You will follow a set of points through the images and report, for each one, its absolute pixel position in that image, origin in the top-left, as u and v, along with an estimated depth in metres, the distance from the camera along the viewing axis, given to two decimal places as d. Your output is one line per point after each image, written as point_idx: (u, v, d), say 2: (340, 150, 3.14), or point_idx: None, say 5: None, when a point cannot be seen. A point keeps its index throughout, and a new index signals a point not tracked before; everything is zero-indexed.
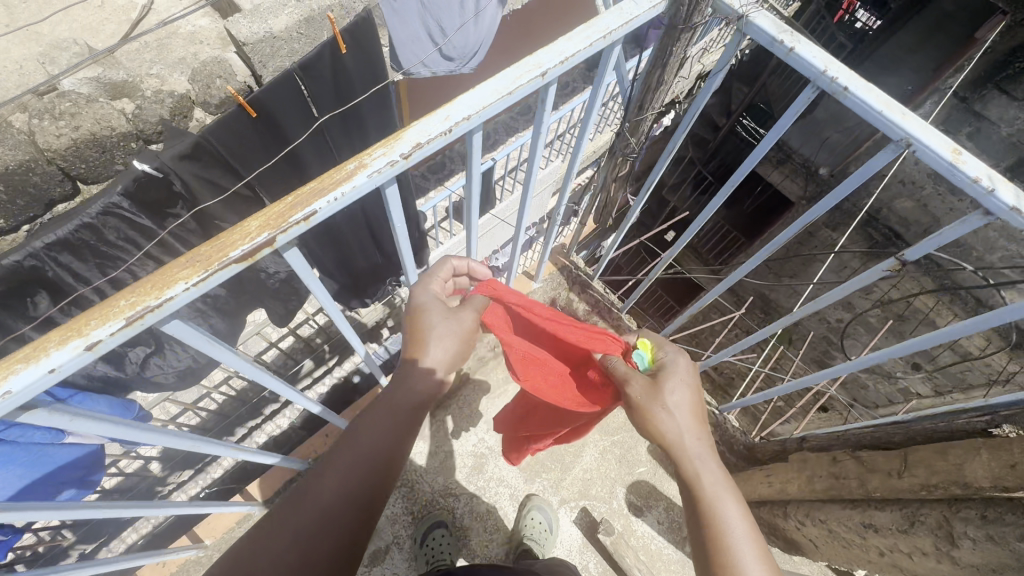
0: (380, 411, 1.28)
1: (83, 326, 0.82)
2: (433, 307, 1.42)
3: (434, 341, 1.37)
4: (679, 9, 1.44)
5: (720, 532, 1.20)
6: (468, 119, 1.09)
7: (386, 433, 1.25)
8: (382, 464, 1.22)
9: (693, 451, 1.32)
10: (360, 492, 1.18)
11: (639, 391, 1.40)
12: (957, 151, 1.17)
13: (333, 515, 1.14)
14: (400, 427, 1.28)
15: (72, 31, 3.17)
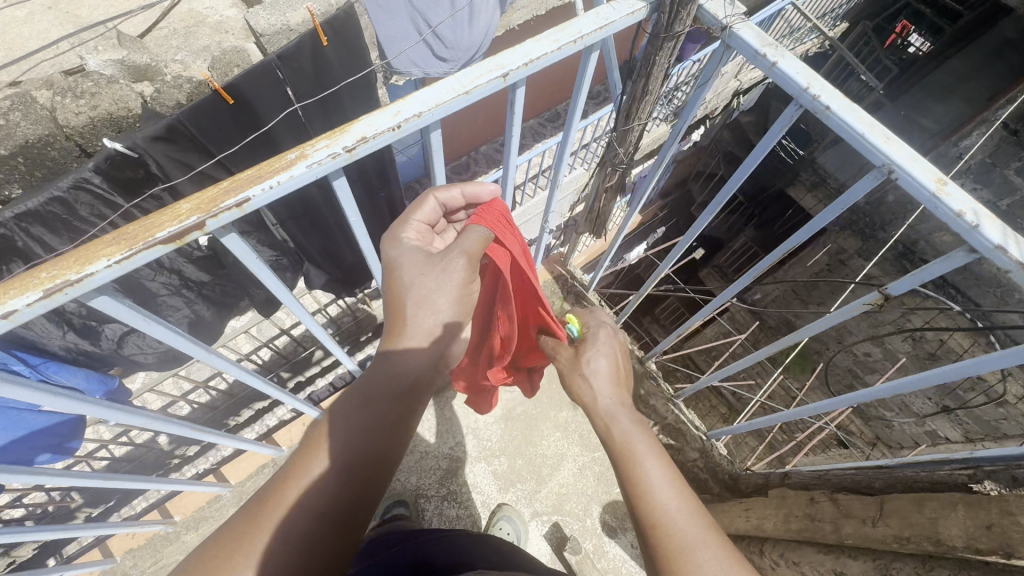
0: (362, 400, 1.12)
1: (1, 294, 0.83)
2: (411, 263, 1.30)
3: (421, 306, 1.24)
4: (661, 17, 1.39)
5: (637, 472, 1.13)
6: (419, 116, 1.07)
7: (374, 423, 1.10)
8: (370, 457, 1.05)
9: (612, 406, 1.32)
10: (348, 490, 1.01)
11: (565, 364, 1.52)
12: (942, 181, 1.08)
13: (318, 522, 0.96)
14: (389, 416, 1.12)
15: (108, 15, 3.30)
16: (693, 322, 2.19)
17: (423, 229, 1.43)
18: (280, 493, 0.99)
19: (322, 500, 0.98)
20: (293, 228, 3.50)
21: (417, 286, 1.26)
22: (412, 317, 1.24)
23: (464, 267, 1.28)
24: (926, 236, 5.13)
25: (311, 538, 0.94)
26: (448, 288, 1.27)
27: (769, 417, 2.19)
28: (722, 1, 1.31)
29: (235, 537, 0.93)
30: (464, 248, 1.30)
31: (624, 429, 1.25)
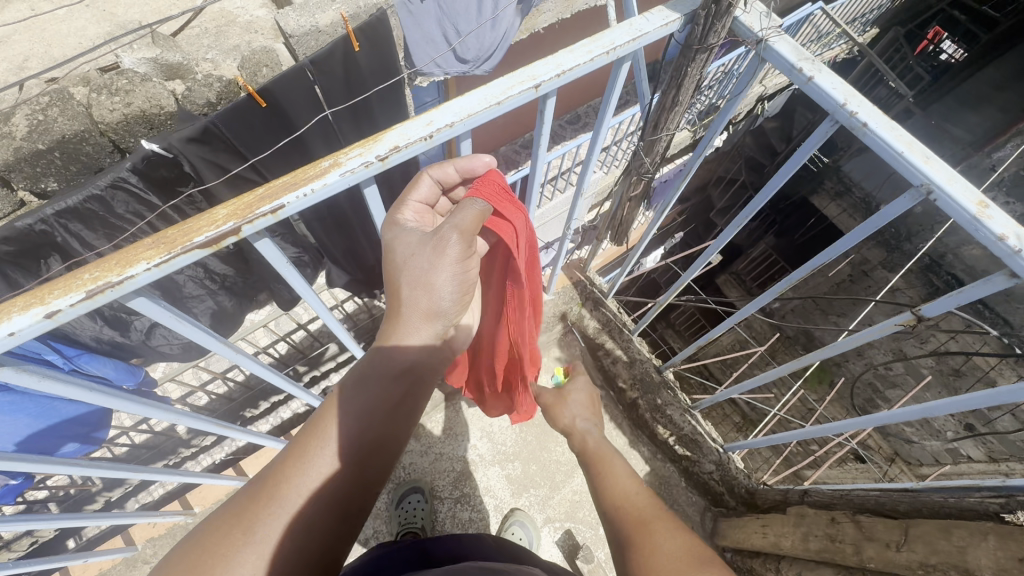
0: (362, 381, 1.11)
1: (46, 294, 0.85)
2: (408, 242, 1.24)
3: (416, 285, 1.20)
4: (695, 28, 1.38)
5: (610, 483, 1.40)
6: (451, 126, 1.08)
7: (374, 407, 1.09)
8: (369, 442, 1.06)
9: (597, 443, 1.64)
10: (347, 475, 1.02)
11: (548, 397, 1.96)
12: (983, 204, 1.05)
13: (318, 506, 0.98)
14: (389, 401, 1.11)
15: (142, 14, 3.38)
16: (720, 330, 2.18)
17: (423, 208, 1.35)
18: (279, 475, 0.99)
19: (323, 484, 0.99)
20: (323, 234, 3.55)
21: (411, 268, 1.21)
22: (409, 299, 1.20)
23: (459, 244, 1.19)
24: (955, 250, 4.97)
25: (312, 523, 0.96)
26: (444, 269, 1.20)
27: (790, 432, 2.15)
28: (757, 13, 1.29)
29: (232, 520, 0.92)
30: (457, 223, 1.17)
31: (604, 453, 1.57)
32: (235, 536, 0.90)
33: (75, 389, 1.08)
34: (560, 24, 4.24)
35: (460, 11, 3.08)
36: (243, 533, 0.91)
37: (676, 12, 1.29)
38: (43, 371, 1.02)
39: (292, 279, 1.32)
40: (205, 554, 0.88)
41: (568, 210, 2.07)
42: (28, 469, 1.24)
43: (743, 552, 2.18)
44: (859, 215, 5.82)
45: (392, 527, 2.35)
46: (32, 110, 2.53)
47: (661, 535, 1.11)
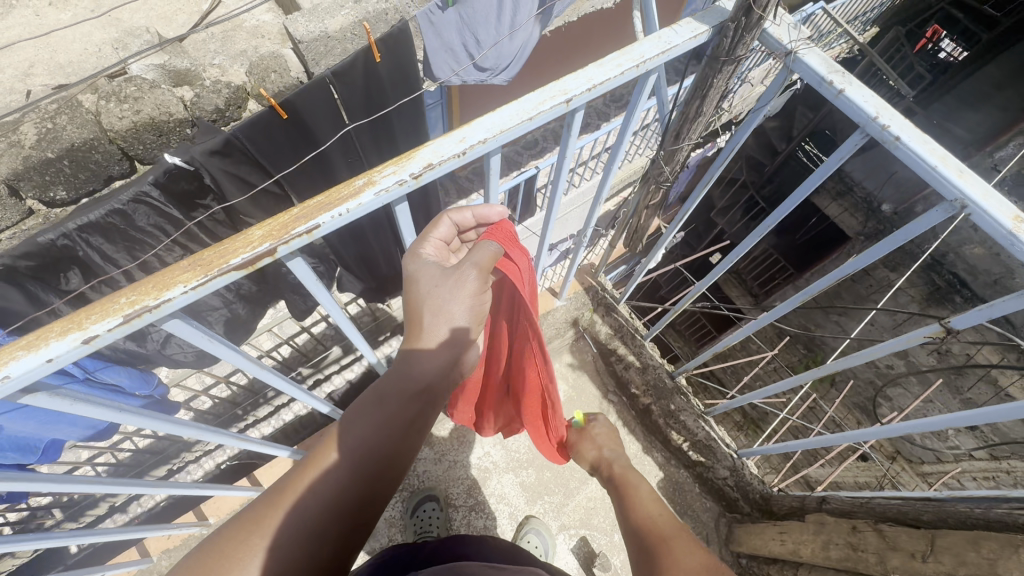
0: (379, 398, 1.11)
1: (83, 319, 0.85)
2: (427, 273, 1.26)
3: (433, 314, 1.22)
4: (722, 41, 1.40)
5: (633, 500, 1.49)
6: (484, 142, 1.07)
7: (389, 424, 1.08)
8: (382, 458, 1.04)
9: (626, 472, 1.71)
10: (359, 490, 1.00)
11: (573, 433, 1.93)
12: (1021, 218, 1.05)
13: (325, 519, 0.94)
14: (404, 419, 1.10)
15: (148, 19, 3.38)
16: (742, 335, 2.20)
17: (441, 245, 1.37)
18: (295, 483, 0.98)
19: (335, 495, 0.98)
20: (341, 242, 3.57)
21: (432, 296, 1.23)
22: (427, 326, 1.21)
23: (476, 279, 1.25)
24: (956, 249, 4.82)
25: (320, 535, 0.93)
26: (462, 300, 1.24)
27: (803, 439, 2.15)
28: (787, 26, 1.31)
29: (246, 525, 0.91)
30: (476, 261, 1.25)
31: (629, 480, 1.65)
32: (250, 542, 0.90)
33: (106, 410, 1.08)
34: (568, 27, 4.23)
35: (481, 19, 3.11)
36: (261, 537, 0.91)
37: (705, 25, 1.30)
38: (74, 395, 1.01)
39: (318, 295, 1.32)
40: (223, 556, 0.88)
41: (586, 216, 2.07)
42: (41, 487, 1.23)
43: (758, 558, 2.20)
44: (860, 214, 5.73)
45: (407, 536, 2.34)
46: (42, 118, 2.50)
47: (683, 552, 1.12)
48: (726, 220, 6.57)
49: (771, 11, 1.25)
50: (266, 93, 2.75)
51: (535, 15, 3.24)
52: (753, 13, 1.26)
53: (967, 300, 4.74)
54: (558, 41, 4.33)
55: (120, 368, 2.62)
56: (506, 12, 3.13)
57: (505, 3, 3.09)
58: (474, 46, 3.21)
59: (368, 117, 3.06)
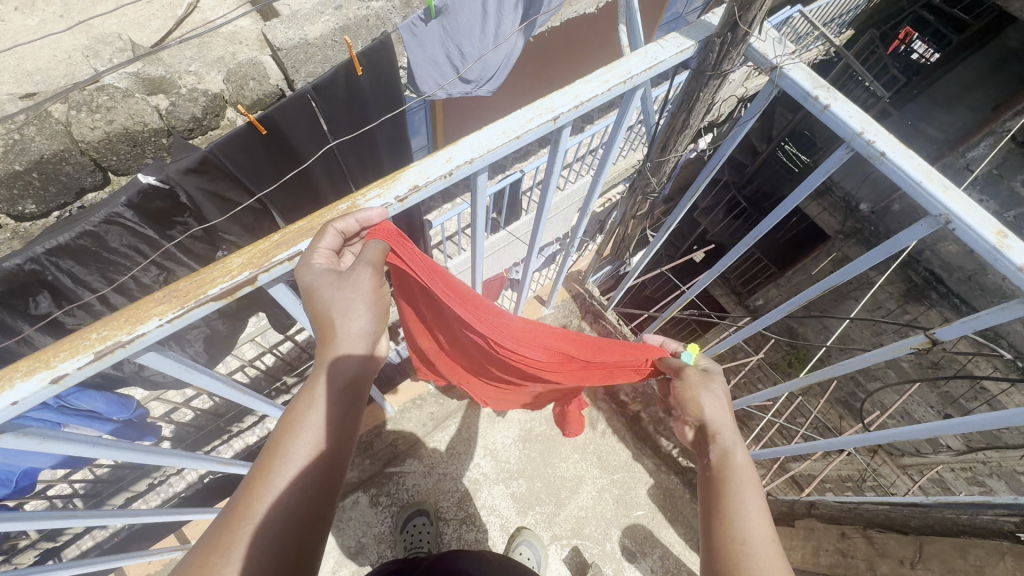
0: (312, 398, 1.01)
1: (51, 357, 0.81)
2: (322, 282, 1.01)
3: (341, 319, 1.04)
4: (708, 56, 1.41)
5: (735, 521, 1.09)
6: (471, 162, 1.05)
7: (329, 422, 1.01)
8: (327, 457, 0.98)
9: (731, 451, 1.27)
10: (310, 489, 0.94)
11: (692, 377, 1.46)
12: (1003, 233, 1.06)
13: (286, 529, 0.89)
14: (342, 414, 1.03)
15: (120, 26, 3.29)
16: (735, 340, 2.22)
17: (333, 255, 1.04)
18: (243, 504, 0.89)
19: (289, 505, 0.91)
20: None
21: (333, 304, 1.03)
22: (340, 325, 1.05)
23: (375, 277, 1.06)
24: (931, 246, 4.88)
25: (285, 543, 0.87)
26: (370, 297, 1.07)
27: (789, 446, 2.16)
28: (772, 40, 1.34)
29: (204, 554, 0.83)
30: (369, 259, 1.05)
31: (731, 469, 1.22)
32: (208, 566, 0.81)
33: (79, 445, 1.06)
34: (552, 33, 4.23)
35: (464, 32, 3.14)
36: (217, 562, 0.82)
37: (690, 40, 1.32)
38: (45, 433, 0.99)
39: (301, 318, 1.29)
40: None
41: (575, 226, 2.07)
42: (13, 526, 1.18)
43: None
44: (839, 214, 5.73)
45: (397, 553, 2.29)
46: (9, 129, 2.39)
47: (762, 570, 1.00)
48: (709, 220, 6.64)
49: (756, 27, 1.28)
50: (244, 107, 2.70)
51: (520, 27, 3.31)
52: (738, 29, 1.28)
53: (942, 297, 4.82)
54: (541, 49, 4.36)
55: (96, 393, 2.51)
56: (491, 24, 3.21)
57: (488, 13, 3.16)
58: (458, 59, 3.21)
59: (351, 133, 3.01)
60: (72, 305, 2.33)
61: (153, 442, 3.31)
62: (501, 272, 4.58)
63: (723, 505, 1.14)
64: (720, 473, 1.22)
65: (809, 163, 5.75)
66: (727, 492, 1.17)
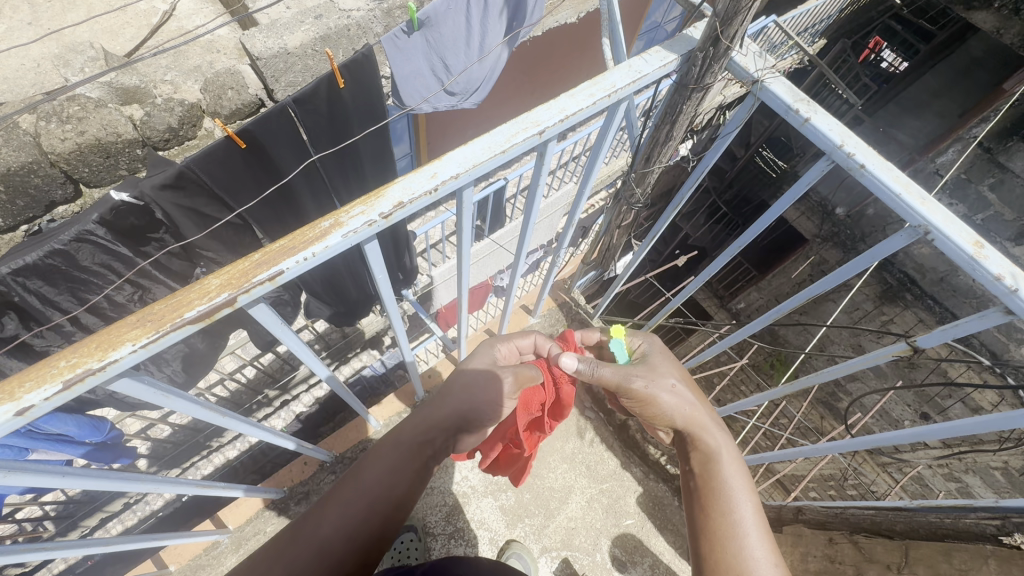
0: (387, 445, 1.19)
1: (16, 388, 0.77)
2: (480, 360, 1.50)
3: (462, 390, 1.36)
4: (690, 69, 1.43)
5: (735, 542, 1.17)
6: (456, 177, 1.04)
7: (397, 469, 1.15)
8: (385, 500, 1.10)
9: (722, 463, 1.34)
10: (368, 525, 1.05)
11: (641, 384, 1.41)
12: (980, 244, 1.08)
13: (334, 548, 1.00)
14: (408, 465, 1.17)
15: (93, 34, 3.21)
16: (719, 346, 2.19)
17: (511, 351, 1.68)
18: (313, 520, 1.04)
19: (342, 524, 1.04)
20: (312, 278, 3.48)
21: (466, 381, 1.38)
22: (452, 391, 1.35)
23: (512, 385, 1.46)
24: (904, 248, 4.99)
25: (326, 559, 0.99)
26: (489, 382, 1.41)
27: (776, 453, 2.15)
28: (752, 55, 1.37)
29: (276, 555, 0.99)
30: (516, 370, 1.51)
31: (722, 481, 1.30)
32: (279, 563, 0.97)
33: (46, 474, 1.01)
34: (535, 40, 4.26)
35: (447, 45, 3.14)
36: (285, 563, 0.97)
37: (673, 54, 1.34)
38: (10, 465, 0.95)
39: (281, 337, 1.26)
40: None
41: (561, 236, 2.08)
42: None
43: None
44: (816, 218, 5.84)
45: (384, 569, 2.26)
46: None
47: None
48: (691, 226, 6.75)
49: (737, 41, 1.30)
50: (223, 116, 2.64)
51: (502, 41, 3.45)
52: (720, 44, 1.30)
53: (917, 298, 4.92)
54: (523, 56, 4.37)
55: (67, 416, 2.41)
56: (474, 39, 3.27)
57: (474, 31, 3.23)
58: (442, 72, 3.26)
59: (333, 148, 2.95)
60: (40, 326, 2.24)
61: (128, 463, 3.20)
62: (484, 280, 4.56)
63: (723, 529, 1.19)
64: (712, 490, 1.28)
65: (787, 168, 5.87)
66: (724, 517, 1.22)
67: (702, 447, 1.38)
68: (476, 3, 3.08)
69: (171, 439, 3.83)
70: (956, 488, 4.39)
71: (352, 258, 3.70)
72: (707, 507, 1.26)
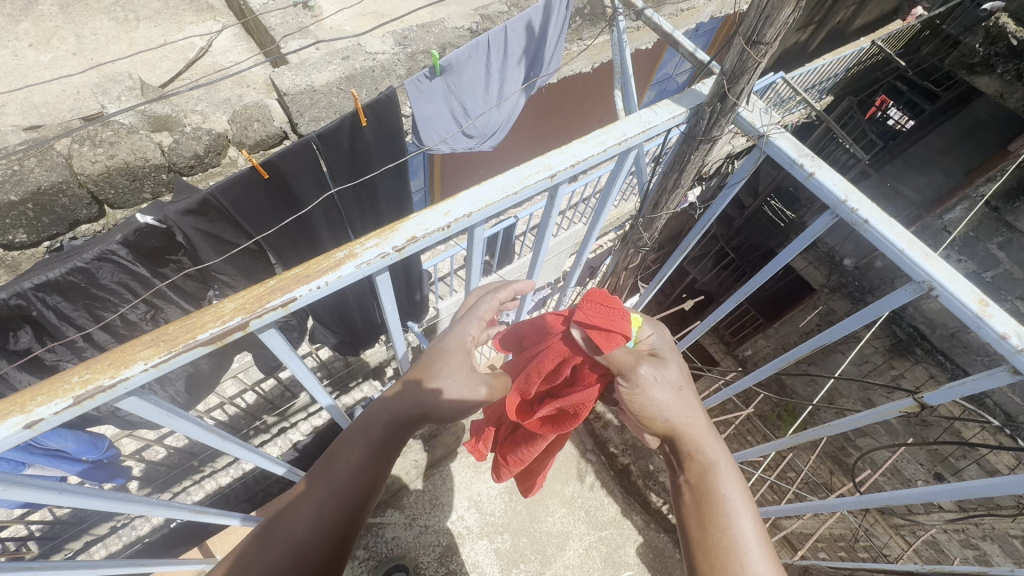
0: (362, 439, 1.11)
1: (28, 401, 0.79)
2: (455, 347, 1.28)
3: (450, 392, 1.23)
4: (699, 121, 1.49)
5: (736, 560, 1.09)
6: (469, 216, 1.07)
7: (372, 466, 1.10)
8: (358, 505, 1.06)
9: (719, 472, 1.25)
10: (334, 528, 1.03)
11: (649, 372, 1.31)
12: (984, 302, 1.09)
13: (306, 550, 0.98)
14: (382, 464, 1.13)
15: (132, 65, 3.38)
16: (725, 395, 2.17)
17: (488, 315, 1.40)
18: (284, 517, 1.00)
19: (315, 527, 1.01)
20: (322, 305, 3.53)
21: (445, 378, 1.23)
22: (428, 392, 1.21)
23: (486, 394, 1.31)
24: (913, 303, 4.96)
25: (301, 564, 0.97)
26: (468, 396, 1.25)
27: (782, 508, 2.09)
28: (759, 111, 1.42)
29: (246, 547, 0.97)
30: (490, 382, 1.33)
31: (718, 496, 1.20)
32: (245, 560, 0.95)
33: (44, 490, 1.01)
34: (551, 87, 4.45)
35: (467, 91, 3.29)
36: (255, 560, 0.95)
37: (682, 107, 1.38)
38: (8, 479, 0.95)
39: (288, 362, 1.27)
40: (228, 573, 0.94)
41: (569, 276, 2.11)
42: None
43: None
44: (824, 267, 5.77)
45: None
46: (7, 161, 2.39)
47: None
48: (697, 270, 6.84)
49: (744, 98, 1.36)
50: (249, 146, 2.76)
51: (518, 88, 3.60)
52: (727, 99, 1.36)
53: (927, 353, 4.84)
54: (540, 101, 4.54)
55: (68, 432, 2.40)
56: (492, 87, 3.43)
57: (492, 80, 3.38)
58: (461, 115, 3.40)
59: (351, 181, 3.05)
60: (54, 342, 2.27)
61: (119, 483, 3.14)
62: None
63: (720, 539, 1.12)
64: (708, 504, 1.20)
65: (794, 218, 5.93)
66: (722, 534, 1.13)
67: (695, 458, 1.28)
68: (495, 53, 3.23)
69: (165, 461, 3.79)
70: (973, 556, 4.14)
71: (361, 289, 3.75)
72: (705, 519, 1.18)
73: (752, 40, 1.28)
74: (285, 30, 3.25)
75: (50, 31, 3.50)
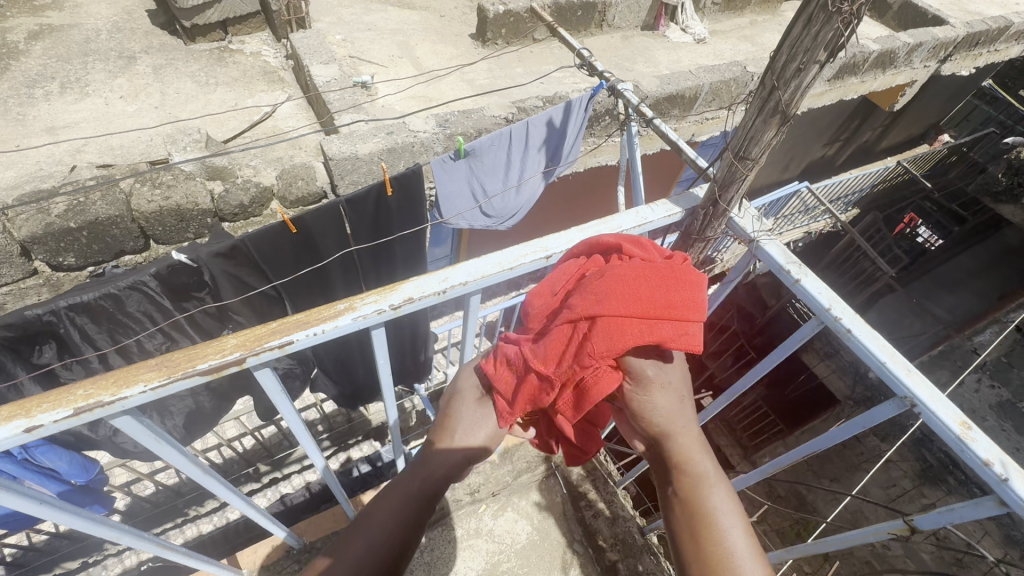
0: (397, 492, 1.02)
1: (34, 406, 0.86)
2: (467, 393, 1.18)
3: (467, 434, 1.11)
4: (694, 221, 1.60)
5: None
6: (464, 283, 1.16)
7: (412, 514, 1.00)
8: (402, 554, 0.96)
9: (710, 487, 0.94)
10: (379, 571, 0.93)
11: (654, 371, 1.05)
12: (967, 425, 1.08)
13: None
14: (424, 515, 1.02)
15: (203, 121, 3.80)
16: None
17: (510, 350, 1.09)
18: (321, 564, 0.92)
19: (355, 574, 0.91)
20: (324, 353, 3.60)
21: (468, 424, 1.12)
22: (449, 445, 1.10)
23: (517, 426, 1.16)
24: None
25: None
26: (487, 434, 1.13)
27: None
28: (751, 218, 1.51)
29: None
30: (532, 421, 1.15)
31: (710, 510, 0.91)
32: None
33: (28, 499, 1.00)
34: (578, 174, 4.73)
35: (488, 172, 3.55)
36: None
37: (679, 207, 1.47)
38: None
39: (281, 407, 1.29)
40: None
41: None
42: None
43: None
44: (847, 378, 5.73)
45: None
46: (76, 193, 2.66)
47: None
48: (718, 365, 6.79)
49: (734, 204, 1.48)
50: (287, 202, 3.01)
51: (539, 172, 3.82)
52: (718, 204, 1.48)
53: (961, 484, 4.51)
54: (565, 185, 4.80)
55: (63, 452, 2.47)
56: (514, 170, 3.67)
57: (512, 166, 3.64)
58: (480, 194, 3.64)
59: (371, 241, 3.24)
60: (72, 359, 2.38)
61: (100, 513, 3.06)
62: None
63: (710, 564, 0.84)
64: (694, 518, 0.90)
65: None
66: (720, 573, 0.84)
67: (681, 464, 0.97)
68: (519, 142, 3.51)
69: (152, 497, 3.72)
70: None
71: (367, 345, 3.83)
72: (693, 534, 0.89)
73: (741, 155, 1.43)
74: (341, 105, 3.62)
75: (140, 87, 3.99)
